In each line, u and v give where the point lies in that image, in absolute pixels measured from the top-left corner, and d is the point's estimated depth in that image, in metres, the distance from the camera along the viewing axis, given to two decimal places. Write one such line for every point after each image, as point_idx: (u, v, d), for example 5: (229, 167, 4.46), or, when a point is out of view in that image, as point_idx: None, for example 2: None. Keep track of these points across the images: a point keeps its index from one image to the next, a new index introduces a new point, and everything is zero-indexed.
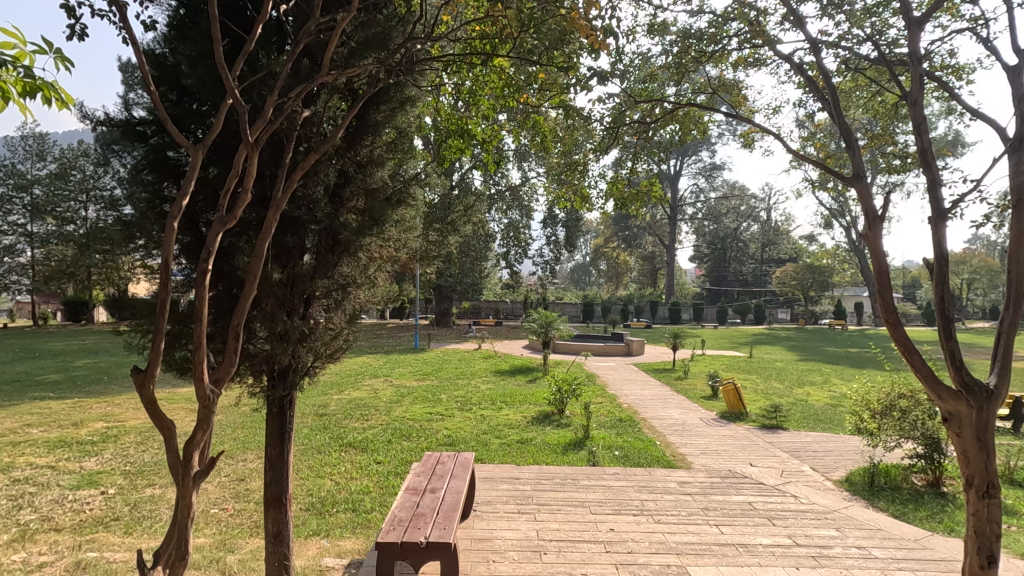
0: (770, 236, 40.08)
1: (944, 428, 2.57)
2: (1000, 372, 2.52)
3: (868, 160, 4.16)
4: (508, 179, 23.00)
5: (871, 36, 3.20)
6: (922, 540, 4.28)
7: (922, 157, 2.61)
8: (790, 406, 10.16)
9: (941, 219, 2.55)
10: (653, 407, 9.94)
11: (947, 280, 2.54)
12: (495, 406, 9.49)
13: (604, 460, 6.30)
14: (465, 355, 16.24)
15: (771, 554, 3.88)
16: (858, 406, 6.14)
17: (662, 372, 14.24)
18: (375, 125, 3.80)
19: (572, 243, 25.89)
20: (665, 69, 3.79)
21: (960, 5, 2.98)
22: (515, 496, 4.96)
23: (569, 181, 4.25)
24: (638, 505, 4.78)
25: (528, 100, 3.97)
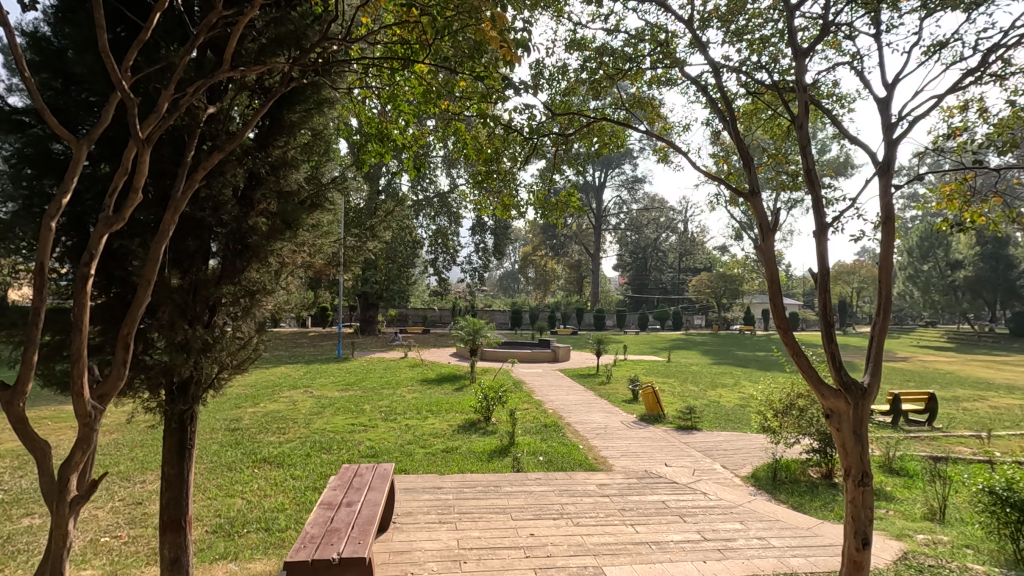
0: (688, 246, 42.29)
1: (827, 424, 2.81)
2: (873, 372, 2.78)
3: (767, 178, 4.49)
4: (436, 185, 22.94)
5: (764, 65, 3.50)
6: (814, 528, 4.65)
7: (808, 176, 2.85)
8: (704, 407, 10.74)
9: (823, 232, 2.81)
10: (578, 411, 10.18)
11: (829, 288, 2.78)
12: (421, 415, 9.34)
13: (528, 466, 6.36)
14: (391, 364, 15.92)
15: (681, 550, 4.07)
16: (762, 405, 6.60)
17: (586, 377, 14.61)
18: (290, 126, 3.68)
19: (501, 250, 26.10)
20: (584, 83, 3.92)
21: (841, 41, 3.30)
22: (436, 506, 4.89)
23: (491, 190, 4.25)
24: (558, 509, 4.88)
25: (449, 107, 3.97)
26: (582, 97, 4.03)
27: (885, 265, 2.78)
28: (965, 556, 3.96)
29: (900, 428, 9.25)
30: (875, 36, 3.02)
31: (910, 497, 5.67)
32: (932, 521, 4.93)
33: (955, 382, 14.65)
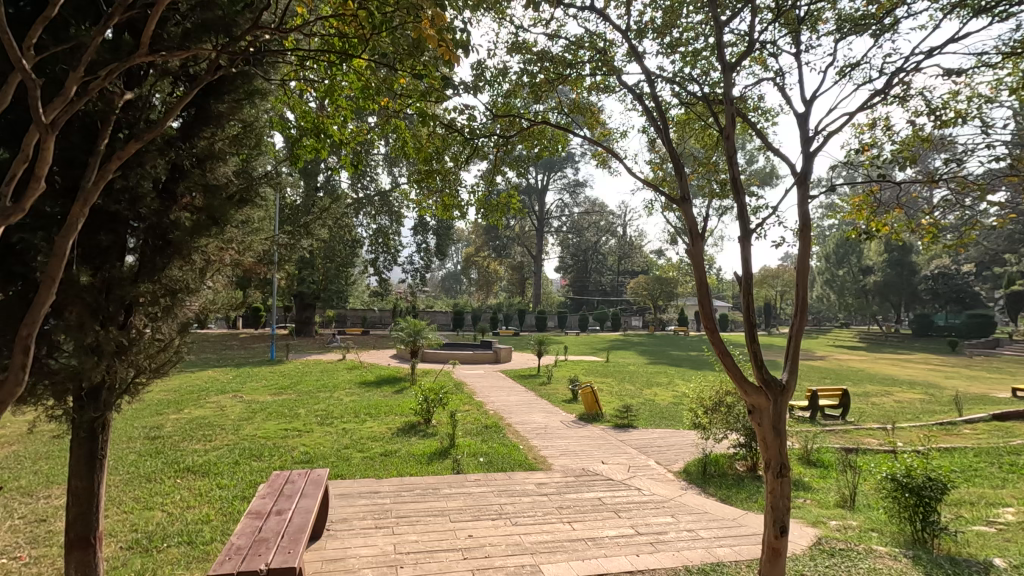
0: (626, 249, 43.58)
1: (750, 419, 2.96)
2: (790, 369, 2.95)
3: (698, 185, 4.70)
4: (377, 183, 22.51)
5: (695, 77, 3.66)
6: (739, 518, 4.90)
7: (732, 184, 2.99)
8: (640, 406, 11.09)
9: (747, 238, 2.97)
10: (519, 412, 10.25)
11: (753, 290, 2.92)
12: (359, 418, 9.10)
13: (468, 467, 6.33)
14: (328, 367, 15.44)
15: (616, 544, 4.18)
16: (694, 403, 6.89)
17: (527, 378, 14.73)
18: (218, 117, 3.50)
19: (443, 251, 25.94)
20: (525, 86, 3.95)
21: (766, 58, 3.50)
22: (372, 511, 4.78)
23: (432, 189, 4.19)
24: (497, 509, 4.89)
25: (388, 104, 3.88)
26: (523, 100, 4.06)
27: (801, 269, 2.96)
28: (871, 539, 4.30)
29: (817, 422, 9.92)
30: (795, 56, 3.23)
31: (825, 486, 6.09)
32: (843, 507, 5.31)
33: (865, 379, 15.85)
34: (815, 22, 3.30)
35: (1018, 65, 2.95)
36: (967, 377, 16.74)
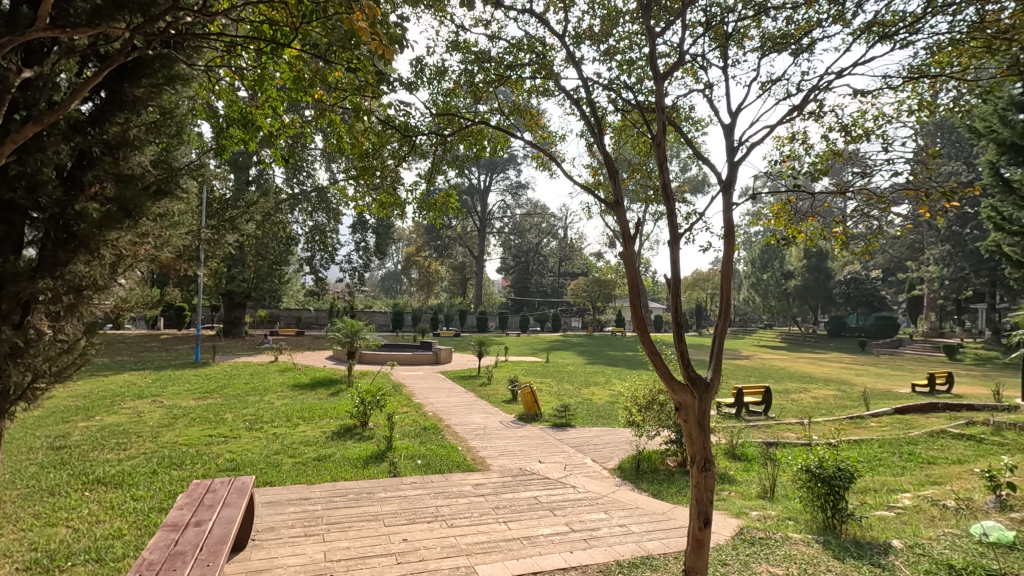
0: (567, 252, 44.32)
1: (677, 416, 3.06)
2: (714, 369, 3.08)
3: (632, 190, 4.82)
4: (314, 179, 21.77)
5: (631, 86, 3.76)
6: (668, 512, 5.09)
7: (663, 190, 3.08)
8: (578, 405, 11.31)
9: (676, 242, 3.07)
10: (458, 413, 10.18)
11: (681, 292, 3.02)
12: (291, 422, 8.75)
13: (404, 470, 6.22)
14: (259, 369, 14.76)
15: (550, 542, 4.23)
16: (628, 401, 7.09)
17: (467, 379, 14.68)
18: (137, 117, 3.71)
19: (383, 250, 25.43)
20: (465, 85, 3.91)
21: (696, 69, 3.65)
22: (302, 518, 4.60)
23: (369, 187, 3.99)
24: (433, 511, 4.84)
25: (322, 97, 3.74)
26: (463, 100, 4.00)
27: (725, 271, 3.08)
28: (787, 527, 4.58)
29: (742, 418, 10.47)
30: (723, 69, 3.38)
31: (748, 479, 6.44)
32: (764, 498, 5.63)
33: (785, 376, 16.90)
34: (741, 39, 3.47)
35: (917, 89, 3.21)
36: (873, 375, 18.20)
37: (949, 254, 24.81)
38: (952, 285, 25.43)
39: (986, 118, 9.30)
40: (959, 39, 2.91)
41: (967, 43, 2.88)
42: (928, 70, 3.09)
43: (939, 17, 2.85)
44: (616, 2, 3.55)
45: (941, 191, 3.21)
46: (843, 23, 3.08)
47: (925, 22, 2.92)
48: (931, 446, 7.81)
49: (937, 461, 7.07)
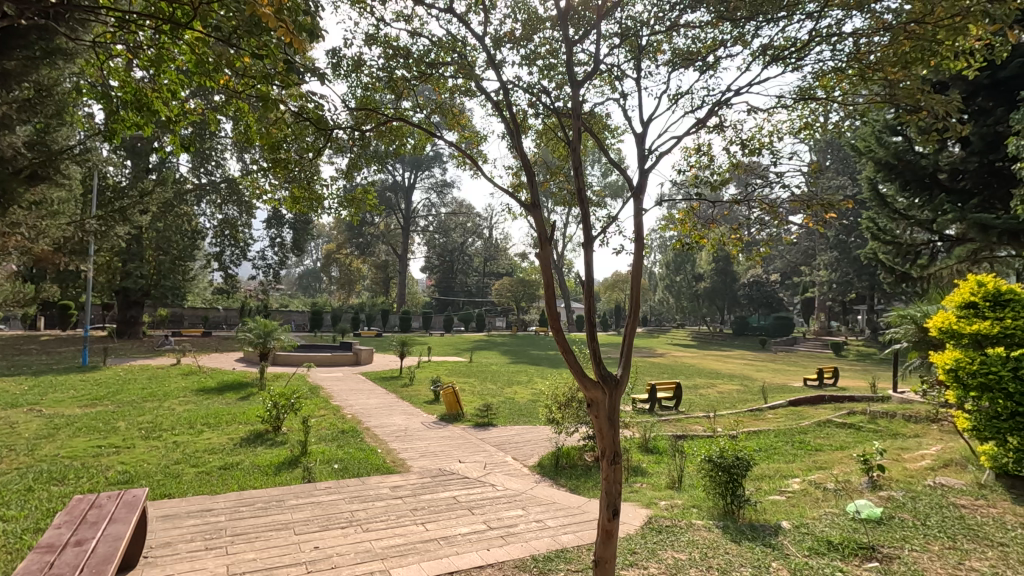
0: (492, 252, 44.43)
1: (588, 412, 3.15)
2: (624, 365, 3.20)
3: (550, 192, 4.92)
4: (224, 169, 20.44)
5: (550, 91, 3.83)
6: (583, 506, 5.26)
7: (578, 194, 3.15)
8: (500, 404, 11.41)
9: (589, 244, 3.14)
10: (378, 414, 9.96)
11: (595, 292, 3.09)
12: (194, 429, 8.18)
13: (320, 476, 5.99)
14: (158, 373, 13.63)
15: (467, 541, 4.24)
16: (549, 400, 7.26)
17: (388, 380, 14.37)
18: (18, 142, 5.42)
19: (300, 246, 24.36)
20: (386, 80, 3.77)
21: (611, 78, 3.79)
22: (202, 531, 4.30)
23: (284, 181, 3.77)
24: (347, 517, 4.70)
25: (228, 84, 3.51)
26: (381, 95, 3.89)
27: (634, 273, 3.18)
28: (691, 515, 4.88)
29: (655, 413, 11.01)
30: (636, 80, 3.52)
31: (658, 470, 6.79)
32: (672, 488, 5.97)
33: (694, 373, 17.96)
34: (654, 53, 3.65)
35: (805, 109, 3.51)
36: (772, 370, 19.75)
37: (836, 260, 27.43)
38: (838, 289, 28.12)
39: (866, 138, 10.39)
40: (840, 66, 3.20)
41: (845, 71, 3.18)
42: (814, 93, 3.38)
43: (823, 46, 3.13)
44: (537, 9, 3.61)
45: (822, 203, 3.53)
46: (743, 43, 3.31)
47: (810, 49, 3.20)
48: (818, 435, 8.60)
49: (823, 447, 7.81)
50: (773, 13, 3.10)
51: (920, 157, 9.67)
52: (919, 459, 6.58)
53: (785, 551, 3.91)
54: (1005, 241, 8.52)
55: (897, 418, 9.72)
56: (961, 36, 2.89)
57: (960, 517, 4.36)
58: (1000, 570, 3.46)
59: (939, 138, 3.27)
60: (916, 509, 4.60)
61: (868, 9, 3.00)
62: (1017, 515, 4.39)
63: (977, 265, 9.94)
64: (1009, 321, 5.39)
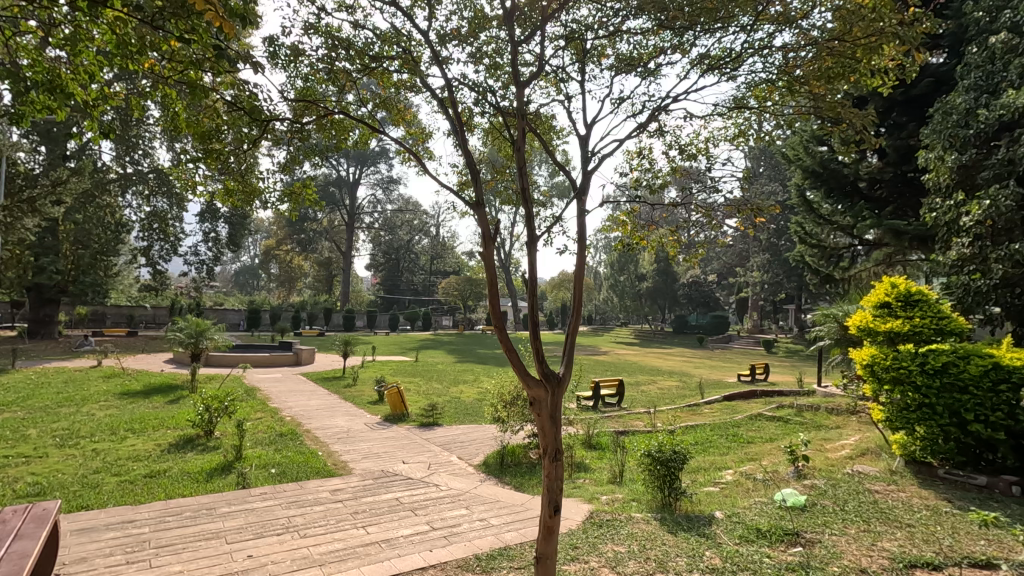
0: (439, 250, 44.00)
1: (530, 410, 3.16)
2: (566, 364, 3.23)
3: (495, 190, 4.91)
4: (152, 159, 19.24)
5: (496, 91, 3.83)
6: (526, 503, 5.31)
7: (522, 193, 3.14)
8: (445, 404, 11.32)
9: (533, 243, 3.15)
10: (319, 416, 9.65)
11: (538, 291, 3.09)
12: (117, 435, 7.66)
13: (255, 481, 5.74)
14: (75, 375, 12.66)
15: (410, 543, 4.18)
16: (494, 399, 7.28)
17: (331, 380, 13.98)
18: None
19: (236, 242, 23.29)
20: (329, 71, 3.62)
21: (555, 79, 3.82)
22: (123, 545, 4.03)
23: (215, 170, 3.56)
24: (284, 523, 4.53)
25: (154, 67, 3.28)
26: (322, 86, 3.75)
27: (576, 272, 3.22)
28: (631, 508, 5.02)
29: (599, 410, 11.24)
30: (581, 83, 3.57)
31: (601, 466, 6.94)
32: (614, 483, 6.12)
33: (636, 370, 18.45)
34: (598, 56, 3.71)
35: (739, 118, 3.66)
36: (709, 367, 20.55)
37: (768, 262, 28.93)
38: (770, 289, 29.68)
39: (795, 147, 11.00)
40: (771, 78, 3.35)
41: (776, 83, 3.34)
42: (747, 102, 3.53)
43: (755, 58, 3.28)
44: (484, 8, 3.60)
45: (752, 208, 3.70)
46: (682, 52, 3.42)
47: (744, 60, 3.34)
48: (750, 428, 9.03)
49: (755, 440, 8.22)
50: (711, 24, 3.22)
51: (843, 166, 10.32)
52: (840, 448, 7.03)
53: (718, 540, 4.09)
54: (915, 246, 9.24)
55: (821, 411, 10.35)
56: (878, 54, 3.10)
57: (874, 502, 4.70)
58: (908, 548, 3.75)
59: (858, 149, 3.50)
60: (836, 495, 4.91)
61: (796, 25, 3.17)
62: (923, 498, 4.77)
63: (891, 268, 10.73)
64: (916, 319, 5.86)
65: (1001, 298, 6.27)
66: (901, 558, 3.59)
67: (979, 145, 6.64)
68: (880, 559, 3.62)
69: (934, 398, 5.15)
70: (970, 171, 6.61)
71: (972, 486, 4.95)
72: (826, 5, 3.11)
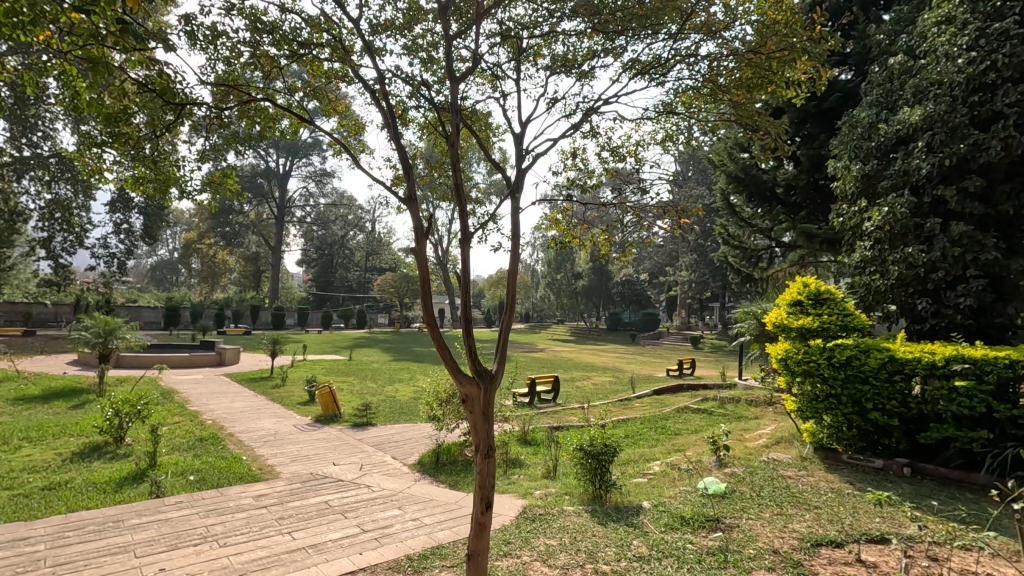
0: (374, 246, 42.99)
1: (463, 408, 3.13)
2: (499, 361, 3.23)
3: (431, 186, 4.82)
4: (53, 142, 17.55)
5: (431, 85, 3.77)
6: (460, 501, 5.28)
7: (455, 189, 3.10)
8: (380, 403, 11.08)
9: (466, 240, 3.12)
10: (244, 419, 9.18)
11: (472, 289, 3.07)
12: (10, 445, 6.94)
13: (171, 489, 5.38)
14: None
15: (338, 547, 4.05)
16: (430, 397, 7.19)
17: (257, 380, 13.34)
18: None
19: (152, 234, 21.70)
20: (255, 55, 3.41)
21: (490, 75, 3.79)
22: (14, 565, 3.67)
23: (123, 156, 3.28)
24: (202, 532, 4.28)
25: (50, 40, 2.97)
26: (246, 72, 3.55)
27: (510, 269, 3.22)
28: (563, 502, 5.12)
29: (535, 407, 11.38)
30: (516, 81, 3.57)
31: (535, 461, 7.02)
32: (547, 478, 6.21)
33: (571, 367, 18.83)
34: (534, 55, 3.73)
35: (667, 121, 3.78)
36: (640, 363, 21.29)
37: (696, 262, 30.33)
38: (697, 288, 31.17)
39: (720, 153, 11.57)
40: (696, 85, 3.48)
41: (700, 90, 3.48)
42: (675, 108, 3.66)
43: (682, 66, 3.41)
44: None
45: (678, 210, 3.85)
46: (615, 56, 3.49)
47: (671, 68, 3.45)
48: (677, 420, 9.43)
49: (681, 432, 8.59)
50: (640, 30, 3.31)
51: (762, 173, 10.96)
52: (757, 437, 7.48)
53: (645, 529, 4.24)
54: (824, 248, 9.95)
55: (742, 402, 10.97)
56: (792, 67, 3.29)
57: (786, 487, 5.03)
58: (815, 528, 4.04)
59: (773, 157, 3.70)
60: (753, 482, 5.22)
61: (718, 36, 3.32)
62: (829, 481, 5.16)
63: (804, 268, 11.53)
64: (825, 316, 6.34)
65: (897, 297, 6.86)
66: (810, 537, 3.86)
67: (880, 156, 7.18)
68: (790, 539, 3.87)
69: (839, 388, 5.58)
70: (872, 180, 7.16)
71: (870, 469, 5.40)
72: (745, 19, 3.27)
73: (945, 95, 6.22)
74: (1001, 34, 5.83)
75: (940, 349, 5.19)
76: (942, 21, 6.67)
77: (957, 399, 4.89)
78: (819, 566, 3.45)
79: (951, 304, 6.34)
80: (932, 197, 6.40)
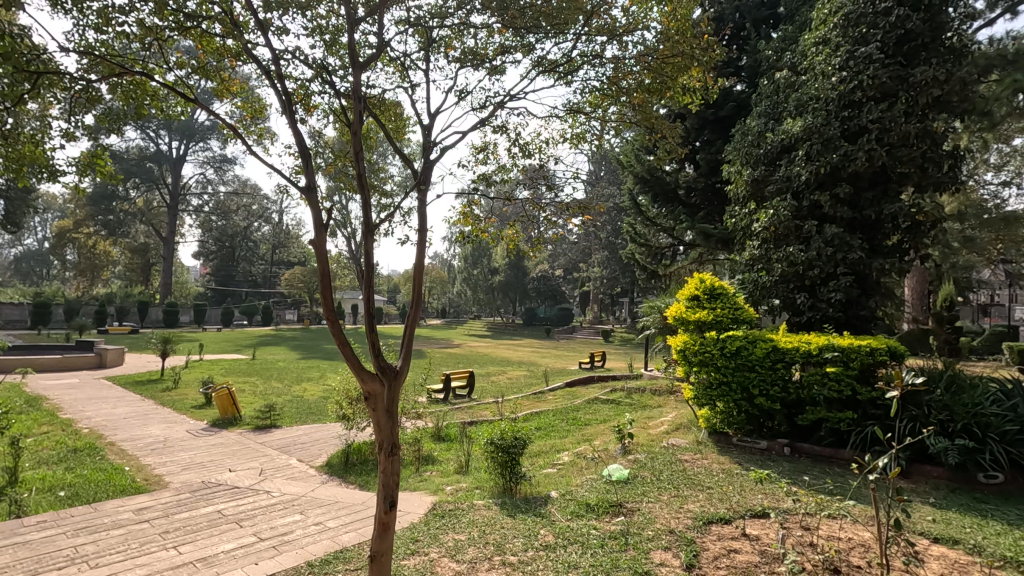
0: (281, 239, 40.90)
1: (365, 407, 3.00)
2: (404, 357, 3.14)
3: (336, 176, 4.59)
4: None
5: (335, 71, 3.59)
6: (366, 501, 5.14)
7: (357, 179, 2.94)
8: (285, 403, 10.53)
9: (370, 233, 2.99)
10: (128, 426, 8.35)
11: (376, 283, 2.95)
12: None
13: (34, 507, 4.78)
14: None
15: (231, 559, 3.79)
16: (338, 395, 6.93)
17: (145, 383, 12.21)
18: None
19: (16, 222, 19.21)
20: (133, 26, 3.07)
21: (399, 63, 3.66)
22: None
23: None
24: (70, 554, 3.84)
25: None
26: (123, 44, 3.19)
27: (417, 263, 3.13)
28: (474, 496, 5.13)
29: (450, 402, 11.32)
30: (424, 70, 3.48)
31: (447, 457, 6.98)
32: (460, 473, 6.19)
33: (486, 361, 18.97)
34: (443, 47, 3.66)
35: (573, 120, 3.84)
36: (554, 356, 21.84)
37: (607, 259, 31.59)
38: (608, 283, 32.47)
39: (628, 155, 12.07)
40: (600, 86, 3.57)
41: (606, 91, 3.56)
42: (582, 107, 3.72)
43: (588, 65, 3.48)
44: None
45: (581, 206, 3.93)
46: (524, 52, 3.50)
47: (577, 68, 3.51)
48: (587, 411, 9.76)
49: (591, 422, 8.91)
50: (547, 29, 3.35)
51: (666, 175, 11.59)
52: (659, 425, 7.91)
53: (552, 518, 4.34)
54: (720, 247, 10.68)
55: (646, 392, 11.55)
56: (685, 74, 3.50)
57: (683, 470, 5.35)
58: (707, 507, 4.33)
59: (671, 158, 3.87)
60: (654, 467, 5.51)
61: (620, 39, 3.44)
62: (720, 463, 5.54)
63: (702, 266, 12.32)
64: (718, 310, 6.81)
65: (779, 292, 7.51)
66: (702, 516, 4.13)
67: (767, 162, 7.76)
68: (685, 519, 4.12)
69: (731, 376, 6.00)
70: (760, 184, 7.76)
71: (756, 449, 5.86)
72: (645, 24, 3.41)
73: (821, 109, 6.87)
74: (867, 57, 6.49)
75: (814, 339, 5.77)
76: (819, 42, 7.36)
77: (828, 383, 5.46)
78: (710, 543, 3.69)
79: (824, 298, 7.03)
80: (810, 202, 7.06)
